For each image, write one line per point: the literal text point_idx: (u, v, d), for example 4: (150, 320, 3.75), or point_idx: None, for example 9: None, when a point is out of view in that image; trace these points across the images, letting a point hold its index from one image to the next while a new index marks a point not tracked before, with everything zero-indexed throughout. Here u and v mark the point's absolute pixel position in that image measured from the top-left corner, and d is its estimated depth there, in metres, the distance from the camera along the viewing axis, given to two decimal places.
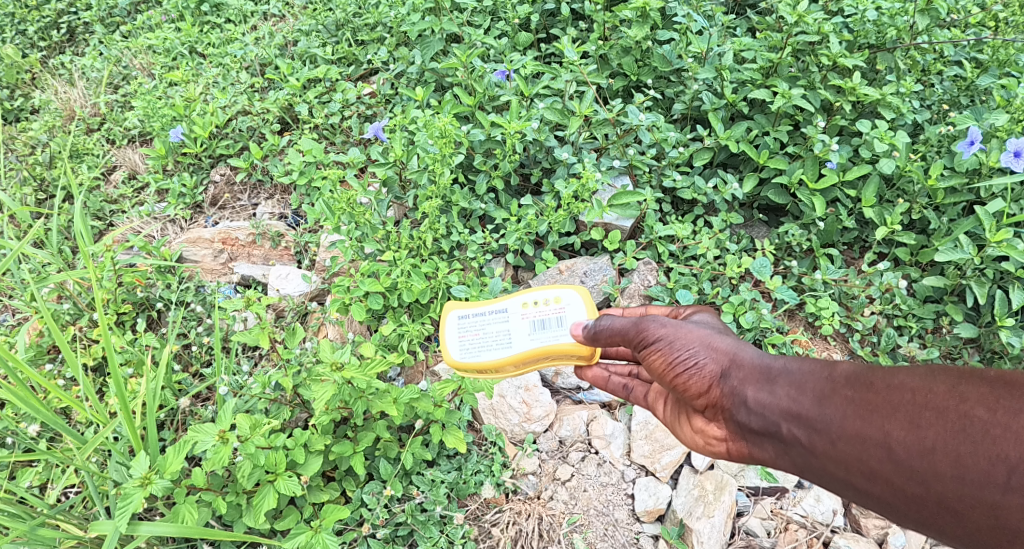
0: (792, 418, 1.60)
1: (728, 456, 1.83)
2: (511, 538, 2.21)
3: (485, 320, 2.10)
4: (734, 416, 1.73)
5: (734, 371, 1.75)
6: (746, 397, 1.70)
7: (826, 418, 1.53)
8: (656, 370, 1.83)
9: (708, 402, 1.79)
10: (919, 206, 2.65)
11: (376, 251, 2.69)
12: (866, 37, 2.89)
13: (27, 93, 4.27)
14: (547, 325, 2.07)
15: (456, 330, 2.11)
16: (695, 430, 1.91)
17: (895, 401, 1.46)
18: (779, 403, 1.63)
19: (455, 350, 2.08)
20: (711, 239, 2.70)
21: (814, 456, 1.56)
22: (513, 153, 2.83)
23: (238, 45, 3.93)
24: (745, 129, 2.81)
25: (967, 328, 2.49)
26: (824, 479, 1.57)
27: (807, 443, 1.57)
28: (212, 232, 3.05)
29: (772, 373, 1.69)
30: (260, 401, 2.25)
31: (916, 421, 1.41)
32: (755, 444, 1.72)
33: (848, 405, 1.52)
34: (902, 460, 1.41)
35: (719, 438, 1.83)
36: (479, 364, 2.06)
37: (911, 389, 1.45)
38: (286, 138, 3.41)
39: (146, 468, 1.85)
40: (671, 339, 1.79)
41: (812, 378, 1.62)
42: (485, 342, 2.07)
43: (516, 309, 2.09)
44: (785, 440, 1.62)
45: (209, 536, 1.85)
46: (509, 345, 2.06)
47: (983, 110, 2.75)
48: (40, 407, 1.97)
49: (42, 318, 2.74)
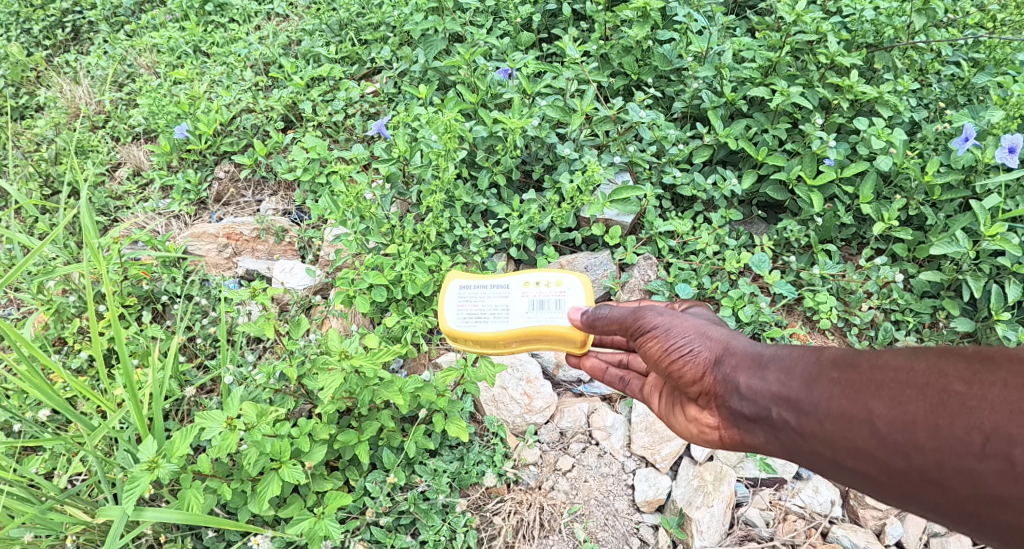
0: (783, 402, 1.59)
1: (722, 444, 1.84)
2: (513, 526, 2.23)
3: (486, 292, 2.16)
4: (727, 403, 1.75)
5: (726, 358, 1.78)
6: (739, 384, 1.71)
7: (814, 400, 1.52)
8: (652, 357, 1.88)
9: (702, 389, 1.82)
10: (917, 202, 2.70)
11: (380, 245, 2.72)
12: (864, 36, 2.94)
13: (32, 91, 4.31)
14: (545, 306, 2.11)
15: (457, 298, 2.18)
16: (689, 419, 1.93)
17: (879, 379, 1.43)
18: (770, 388, 1.63)
19: (453, 317, 2.16)
20: (710, 235, 2.73)
21: (803, 438, 1.55)
22: (515, 149, 2.87)
23: (242, 44, 3.97)
24: (744, 127, 2.85)
25: (964, 323, 2.54)
26: (814, 461, 1.55)
27: (796, 426, 1.56)
28: (217, 228, 3.08)
29: (763, 360, 1.70)
30: (265, 392, 2.28)
31: (898, 397, 1.38)
32: (747, 430, 1.73)
33: (834, 386, 1.50)
34: (886, 435, 1.38)
35: (712, 426, 1.85)
36: (473, 334, 2.13)
37: (893, 367, 1.42)
38: (290, 136, 3.45)
39: (155, 453, 1.90)
40: (668, 327, 1.85)
41: (801, 363, 1.61)
42: (483, 313, 2.14)
43: (517, 286, 2.14)
44: (775, 425, 1.62)
45: (215, 522, 1.87)
46: (505, 319, 2.11)
47: (980, 109, 2.80)
48: (53, 395, 2.03)
49: (49, 311, 2.77)
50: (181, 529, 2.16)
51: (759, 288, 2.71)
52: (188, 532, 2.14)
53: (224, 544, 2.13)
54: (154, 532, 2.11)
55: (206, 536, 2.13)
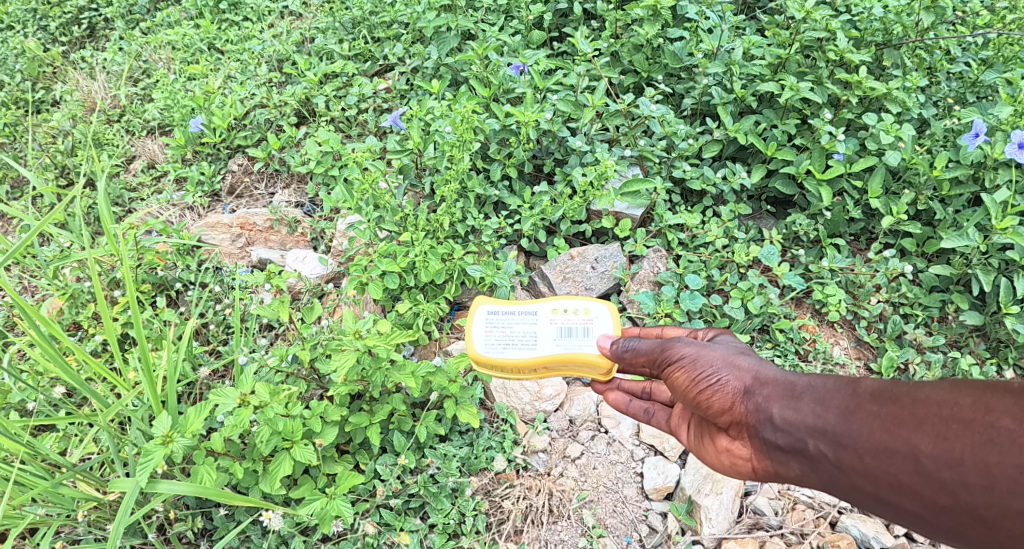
0: (818, 434, 1.58)
1: (755, 475, 1.80)
2: (522, 511, 2.23)
3: (514, 319, 2.15)
4: (760, 433, 1.71)
5: (758, 389, 1.74)
6: (772, 414, 1.68)
7: (853, 433, 1.51)
8: (679, 388, 1.85)
9: (733, 419, 1.77)
10: (925, 197, 2.72)
11: (393, 233, 2.75)
12: (873, 35, 3.03)
13: (48, 86, 4.37)
14: (573, 334, 2.11)
15: (484, 324, 2.16)
16: (720, 450, 1.88)
17: (921, 414, 1.43)
18: (805, 420, 1.61)
19: (480, 343, 2.14)
20: (720, 228, 2.76)
21: (842, 472, 1.54)
22: (529, 143, 2.90)
23: (256, 42, 4.04)
24: (753, 123, 2.87)
25: (972, 316, 2.56)
26: (852, 494, 1.55)
27: (834, 459, 1.55)
28: (231, 218, 3.14)
29: (797, 390, 1.67)
30: (277, 375, 2.31)
31: (943, 433, 1.39)
32: (781, 462, 1.69)
33: (874, 420, 1.49)
34: (931, 472, 1.38)
35: (744, 457, 1.80)
36: (500, 360, 2.12)
37: (936, 402, 1.43)
38: (303, 130, 3.50)
39: (169, 427, 1.93)
40: (695, 358, 1.82)
41: (836, 394, 1.60)
42: (510, 339, 2.13)
43: (545, 313, 2.14)
44: (812, 457, 1.60)
45: (227, 498, 1.90)
46: (533, 346, 2.11)
47: (989, 106, 2.85)
48: (71, 371, 2.07)
49: (64, 296, 2.82)
50: (190, 508, 2.18)
51: (768, 280, 2.73)
52: (199, 511, 2.16)
53: (235, 524, 2.16)
54: (165, 509, 2.14)
55: (216, 515, 2.15)
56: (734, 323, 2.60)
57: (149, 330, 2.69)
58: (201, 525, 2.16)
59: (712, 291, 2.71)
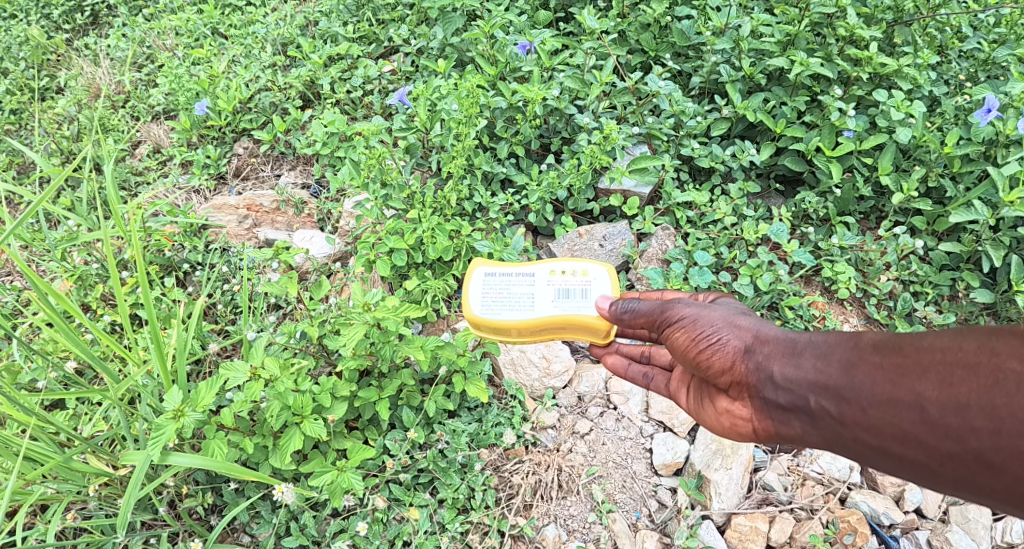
0: (820, 390, 1.57)
1: (756, 436, 1.80)
2: (532, 486, 2.24)
3: (511, 280, 2.14)
4: (761, 392, 1.71)
5: (759, 347, 1.73)
6: (773, 373, 1.68)
7: (856, 386, 1.50)
8: (679, 349, 1.84)
9: (733, 379, 1.77)
10: (936, 174, 2.70)
11: (400, 211, 2.74)
12: (884, 12, 2.98)
13: (52, 73, 4.36)
14: (571, 295, 2.09)
15: (481, 286, 2.16)
16: (720, 411, 1.88)
17: (925, 362, 1.42)
18: (807, 376, 1.60)
19: (478, 305, 2.14)
20: (728, 206, 2.75)
21: (845, 426, 1.53)
22: (535, 119, 2.90)
23: (260, 25, 4.01)
24: (762, 101, 2.85)
25: (984, 294, 2.54)
26: (856, 449, 1.54)
27: (837, 414, 1.54)
28: (237, 199, 3.12)
29: (798, 347, 1.66)
30: (286, 351, 2.31)
31: (948, 379, 1.37)
32: (783, 421, 1.69)
33: (877, 371, 1.49)
34: (936, 419, 1.37)
35: (744, 418, 1.80)
36: (500, 322, 2.11)
37: (941, 348, 1.41)
38: (309, 113, 3.48)
39: (180, 401, 1.93)
40: (695, 318, 1.80)
41: (838, 348, 1.59)
42: (509, 301, 2.12)
43: (542, 274, 2.13)
44: (814, 413, 1.59)
45: (237, 470, 1.89)
46: (530, 308, 2.10)
47: (1001, 84, 2.83)
48: (81, 346, 2.07)
49: (72, 277, 2.83)
50: (201, 484, 2.20)
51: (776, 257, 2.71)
52: (208, 487, 2.18)
53: (245, 499, 2.17)
54: (176, 485, 2.16)
55: (226, 490, 2.16)
56: (744, 300, 2.59)
57: (158, 310, 2.71)
58: (212, 501, 2.18)
59: (721, 269, 2.71)
